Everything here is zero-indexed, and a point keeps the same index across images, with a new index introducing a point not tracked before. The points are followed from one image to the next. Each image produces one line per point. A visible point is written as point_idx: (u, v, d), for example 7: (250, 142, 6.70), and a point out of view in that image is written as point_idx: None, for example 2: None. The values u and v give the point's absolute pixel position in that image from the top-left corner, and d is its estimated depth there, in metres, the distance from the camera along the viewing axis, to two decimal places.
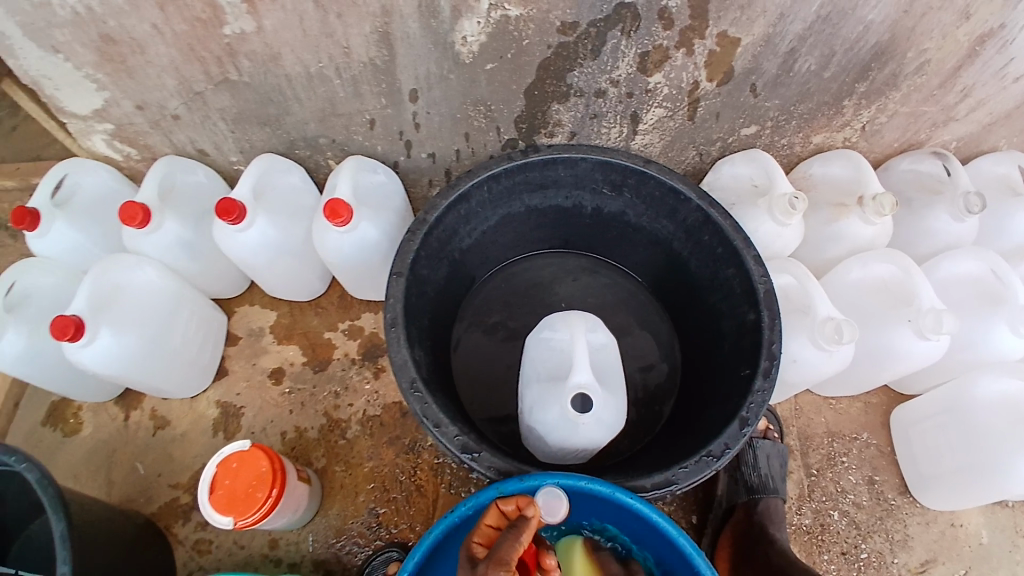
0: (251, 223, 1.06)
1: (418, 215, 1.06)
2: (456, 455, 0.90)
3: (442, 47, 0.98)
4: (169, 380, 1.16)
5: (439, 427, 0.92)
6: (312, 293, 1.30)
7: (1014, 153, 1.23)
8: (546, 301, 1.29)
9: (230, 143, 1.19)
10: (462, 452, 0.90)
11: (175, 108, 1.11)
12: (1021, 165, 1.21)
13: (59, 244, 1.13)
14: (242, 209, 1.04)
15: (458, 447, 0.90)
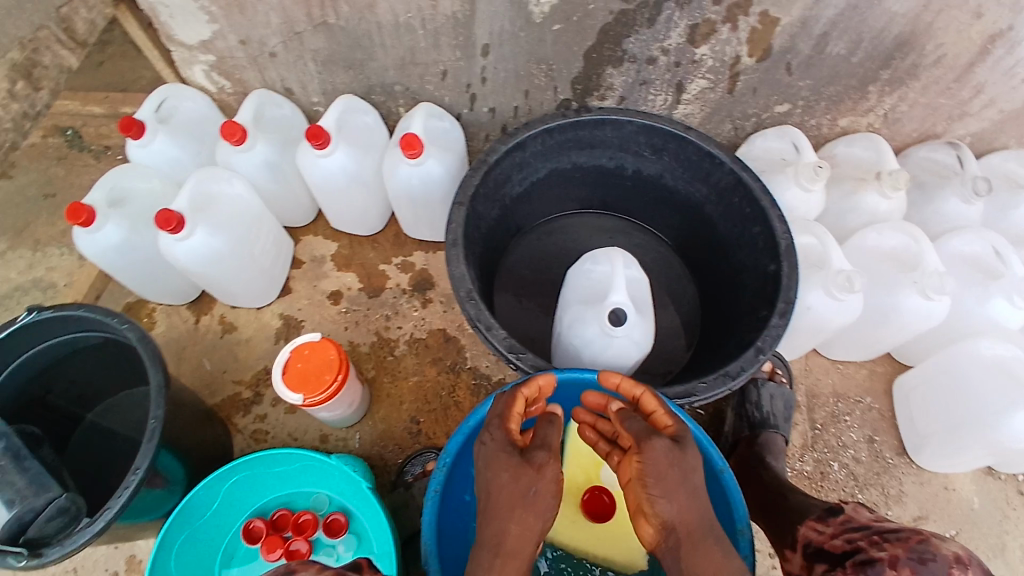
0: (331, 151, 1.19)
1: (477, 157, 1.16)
2: (503, 355, 1.00)
3: (517, 7, 1.12)
4: (243, 284, 1.27)
5: (491, 330, 1.01)
6: (370, 229, 1.44)
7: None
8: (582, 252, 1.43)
9: (315, 84, 1.34)
10: (508, 352, 1.00)
11: (274, 46, 1.25)
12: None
13: (156, 155, 1.25)
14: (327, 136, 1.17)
15: (506, 348, 1.00)
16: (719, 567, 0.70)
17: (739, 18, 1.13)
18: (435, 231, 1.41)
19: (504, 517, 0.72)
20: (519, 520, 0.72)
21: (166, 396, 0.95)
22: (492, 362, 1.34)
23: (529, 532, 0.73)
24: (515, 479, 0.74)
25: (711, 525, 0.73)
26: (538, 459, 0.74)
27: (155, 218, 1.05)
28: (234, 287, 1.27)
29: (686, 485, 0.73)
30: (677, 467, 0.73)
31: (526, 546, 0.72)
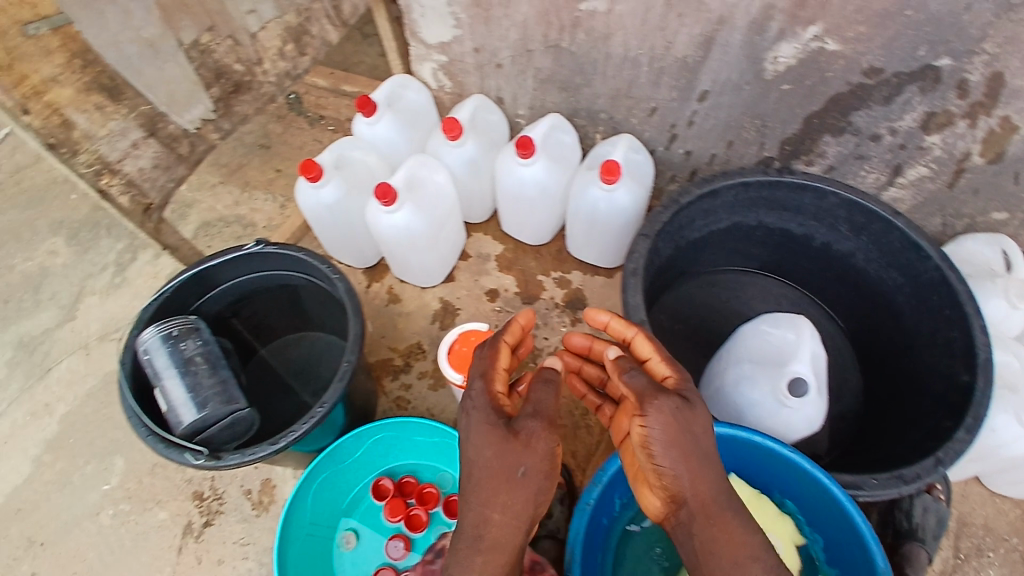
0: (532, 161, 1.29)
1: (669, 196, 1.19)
2: None
3: (751, 61, 1.14)
4: (420, 261, 1.40)
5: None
6: (539, 240, 1.53)
7: None
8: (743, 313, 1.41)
9: (526, 98, 1.42)
10: None
11: (502, 58, 1.35)
12: None
13: (378, 134, 1.39)
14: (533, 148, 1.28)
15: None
16: (731, 536, 0.73)
17: (980, 117, 1.07)
18: (601, 257, 1.47)
19: (487, 503, 0.77)
20: (502, 507, 0.77)
21: (361, 346, 1.05)
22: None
23: (513, 519, 0.77)
24: (504, 462, 0.77)
25: (723, 491, 0.76)
26: (525, 436, 0.77)
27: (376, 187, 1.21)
28: (414, 262, 1.41)
29: (694, 455, 0.76)
30: (689, 433, 0.76)
31: (508, 535, 0.77)
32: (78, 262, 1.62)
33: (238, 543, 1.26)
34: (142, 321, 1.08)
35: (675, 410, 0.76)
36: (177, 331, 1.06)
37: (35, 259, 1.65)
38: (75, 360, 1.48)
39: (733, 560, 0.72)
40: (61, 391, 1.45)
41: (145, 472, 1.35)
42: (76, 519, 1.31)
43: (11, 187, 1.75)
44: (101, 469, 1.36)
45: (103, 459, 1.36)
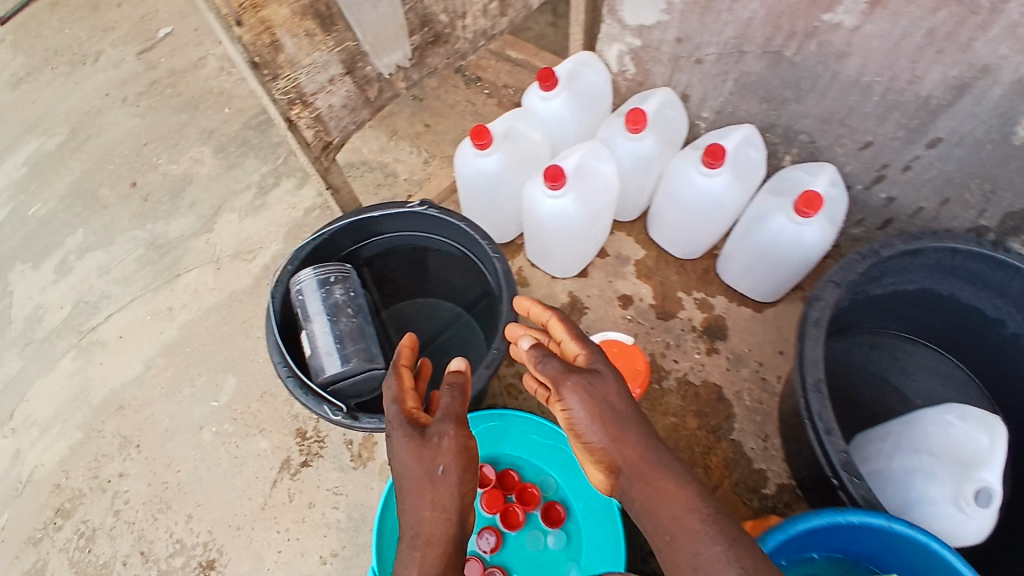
0: (717, 173, 1.21)
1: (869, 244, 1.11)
2: (833, 467, 1.01)
3: (1006, 118, 1.01)
4: (563, 250, 1.34)
5: (825, 432, 1.02)
6: (688, 253, 1.44)
7: None
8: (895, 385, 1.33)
9: (718, 101, 1.33)
10: (841, 467, 1.00)
11: (707, 54, 1.26)
12: None
13: (551, 109, 1.31)
14: (721, 159, 1.18)
15: (841, 462, 1.00)
16: (687, 504, 0.68)
17: None
18: (755, 287, 1.39)
19: (419, 502, 0.73)
20: (431, 504, 0.73)
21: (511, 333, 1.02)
22: (757, 448, 1.31)
23: (444, 512, 0.72)
24: (422, 461, 0.75)
25: (655, 445, 0.73)
26: (439, 431, 0.76)
27: (548, 169, 1.15)
28: (556, 250, 1.36)
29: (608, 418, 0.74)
30: (597, 411, 0.74)
31: (443, 528, 0.71)
32: (221, 176, 1.64)
33: (332, 491, 1.25)
34: (297, 259, 1.04)
35: (575, 375, 0.75)
36: (333, 277, 1.04)
37: (180, 163, 1.66)
38: (205, 272, 1.50)
39: (686, 527, 0.66)
40: (187, 299, 1.47)
41: (254, 399, 1.34)
42: (179, 429, 1.33)
43: (167, 87, 1.76)
44: (210, 385, 1.36)
45: (215, 375, 1.37)
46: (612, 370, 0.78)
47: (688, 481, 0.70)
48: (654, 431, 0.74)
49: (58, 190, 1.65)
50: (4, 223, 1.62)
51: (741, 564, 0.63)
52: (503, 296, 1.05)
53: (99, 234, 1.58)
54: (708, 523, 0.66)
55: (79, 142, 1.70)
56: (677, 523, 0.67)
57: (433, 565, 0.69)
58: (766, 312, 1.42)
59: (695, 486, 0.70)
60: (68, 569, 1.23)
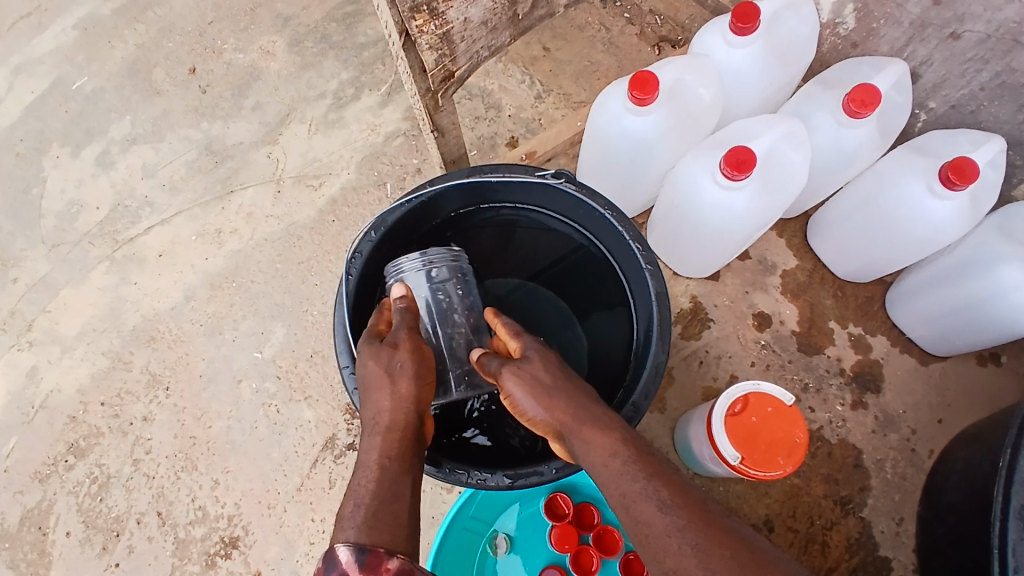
0: (952, 195, 0.87)
1: None
2: None
3: None
4: (704, 252, 1.04)
5: (1017, 573, 0.76)
6: (853, 278, 1.11)
7: None
8: None
9: (955, 93, 1.00)
10: None
11: (969, 30, 0.93)
12: None
13: (735, 62, 0.98)
14: (969, 180, 0.84)
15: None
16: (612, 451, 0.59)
17: None
18: (930, 340, 1.07)
19: (374, 391, 0.68)
20: (392, 397, 0.68)
21: (654, 386, 0.75)
22: (888, 532, 1.03)
23: (404, 401, 0.68)
24: (378, 359, 0.70)
25: (589, 400, 0.66)
26: (395, 339, 0.72)
27: (732, 154, 0.82)
28: (694, 248, 1.04)
29: (540, 386, 0.68)
30: (525, 384, 0.68)
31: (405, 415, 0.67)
32: (295, 77, 1.35)
33: None
34: (384, 226, 0.81)
35: (511, 363, 0.71)
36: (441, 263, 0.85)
37: (248, 52, 1.38)
38: (263, 193, 1.26)
39: (612, 471, 0.58)
40: (238, 223, 1.24)
41: (302, 358, 1.14)
42: (216, 377, 1.15)
43: None
44: (256, 332, 1.16)
45: (261, 322, 1.17)
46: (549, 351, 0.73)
47: (620, 428, 0.63)
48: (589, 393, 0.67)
49: (109, 65, 1.40)
50: (45, 97, 1.38)
51: (659, 498, 0.55)
52: (652, 333, 0.77)
53: (148, 127, 1.35)
54: (634, 463, 0.58)
55: (138, 9, 1.43)
56: (601, 465, 0.59)
57: (389, 454, 0.63)
58: (932, 367, 1.10)
59: (625, 432, 0.62)
60: (77, 517, 1.10)
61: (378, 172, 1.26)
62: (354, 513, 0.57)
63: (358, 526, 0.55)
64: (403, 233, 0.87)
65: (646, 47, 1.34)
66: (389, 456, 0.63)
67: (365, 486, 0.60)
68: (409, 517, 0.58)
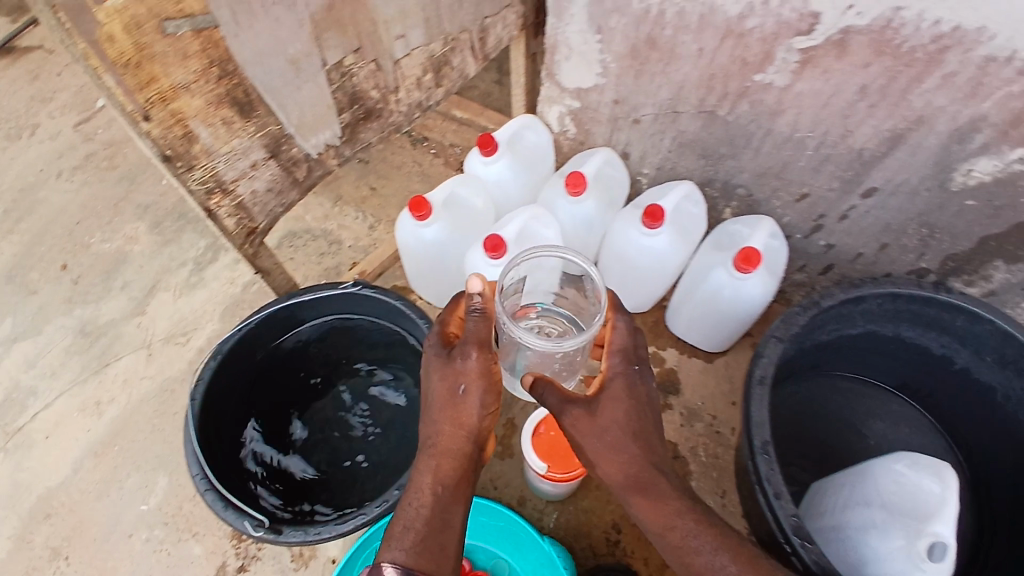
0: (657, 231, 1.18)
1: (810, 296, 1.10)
2: (786, 533, 0.92)
3: (939, 168, 1.02)
4: None
5: (778, 497, 0.94)
6: (637, 308, 1.39)
7: None
8: (858, 432, 1.32)
9: (656, 158, 1.31)
10: (793, 533, 0.92)
11: (643, 115, 1.25)
12: None
13: (493, 172, 1.29)
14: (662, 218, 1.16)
15: (792, 527, 0.92)
16: (670, 526, 0.77)
17: None
18: (705, 341, 1.35)
19: (436, 419, 0.83)
20: (450, 420, 0.82)
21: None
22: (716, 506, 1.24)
23: (461, 428, 0.82)
24: (446, 379, 0.83)
25: (656, 476, 0.79)
26: (465, 356, 0.82)
27: (487, 240, 1.10)
28: None
29: (623, 457, 0.80)
30: (597, 443, 0.81)
31: (458, 443, 0.81)
32: (158, 254, 1.56)
33: None
34: (221, 354, 1.02)
35: (586, 407, 0.82)
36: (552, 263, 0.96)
37: (115, 241, 1.58)
38: (136, 359, 1.41)
39: (670, 540, 0.77)
40: (116, 390, 1.37)
41: (187, 499, 1.24)
42: (108, 537, 1.21)
43: (104, 159, 1.70)
44: (140, 486, 1.26)
45: (145, 475, 1.27)
46: (619, 402, 0.82)
47: (684, 499, 0.79)
48: (656, 462, 0.81)
49: None
50: None
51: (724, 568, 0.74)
52: None
53: (27, 322, 1.48)
54: (693, 539, 0.76)
55: (9, 223, 1.61)
56: (658, 534, 0.78)
57: (441, 481, 0.79)
58: (717, 362, 1.37)
59: (685, 505, 0.78)
60: None
61: (240, 318, 1.45)
62: (404, 535, 0.73)
63: (408, 546, 0.72)
64: (240, 360, 1.07)
65: (452, 172, 1.69)
66: (443, 484, 0.78)
67: (417, 510, 0.76)
68: (455, 546, 0.74)
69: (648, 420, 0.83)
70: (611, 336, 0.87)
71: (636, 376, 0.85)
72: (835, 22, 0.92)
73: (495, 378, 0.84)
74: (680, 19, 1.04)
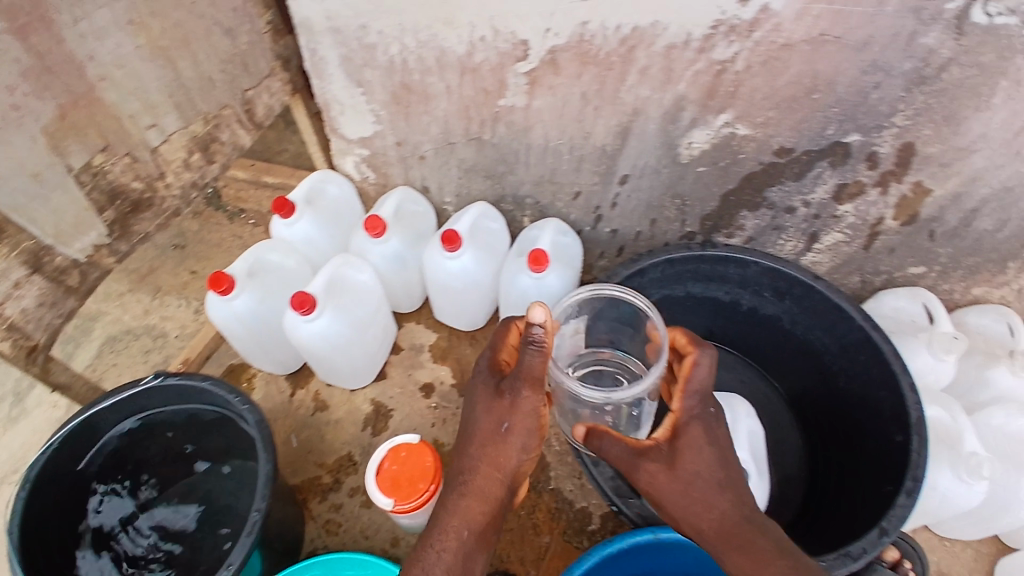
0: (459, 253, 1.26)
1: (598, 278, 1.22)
2: (610, 496, 0.95)
3: (666, 147, 1.15)
4: (347, 366, 1.31)
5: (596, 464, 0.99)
6: (472, 326, 1.46)
7: None
8: None
9: (452, 186, 1.40)
10: (615, 495, 0.95)
11: (426, 151, 1.33)
12: None
13: (298, 232, 1.34)
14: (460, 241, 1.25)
15: (612, 488, 0.95)
16: None
17: (891, 184, 1.10)
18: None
19: (475, 458, 0.87)
20: (489, 459, 0.87)
21: (272, 488, 0.96)
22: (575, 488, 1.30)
23: (500, 470, 0.87)
24: (491, 414, 0.87)
25: None
26: (515, 389, 0.85)
27: (293, 298, 1.13)
28: (338, 367, 1.31)
29: (714, 510, 0.79)
30: None
31: (495, 484, 0.87)
32: None
33: None
34: (30, 482, 1.00)
35: (655, 455, 0.83)
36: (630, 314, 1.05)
37: None
38: None
39: None
40: None
41: None
42: None
43: None
44: None
45: None
46: None
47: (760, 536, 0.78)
48: None
49: None
50: None
51: None
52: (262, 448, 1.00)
53: None
54: None
55: None
56: None
57: (473, 526, 0.85)
58: None
59: None
60: None
61: None
62: None
63: None
64: (55, 484, 1.05)
65: None
66: (470, 529, 0.84)
67: (450, 557, 0.83)
68: None
69: (738, 471, 0.82)
70: (689, 375, 0.85)
71: (714, 419, 0.84)
72: (540, 45, 1.05)
73: (545, 416, 0.87)
74: (421, 64, 1.15)
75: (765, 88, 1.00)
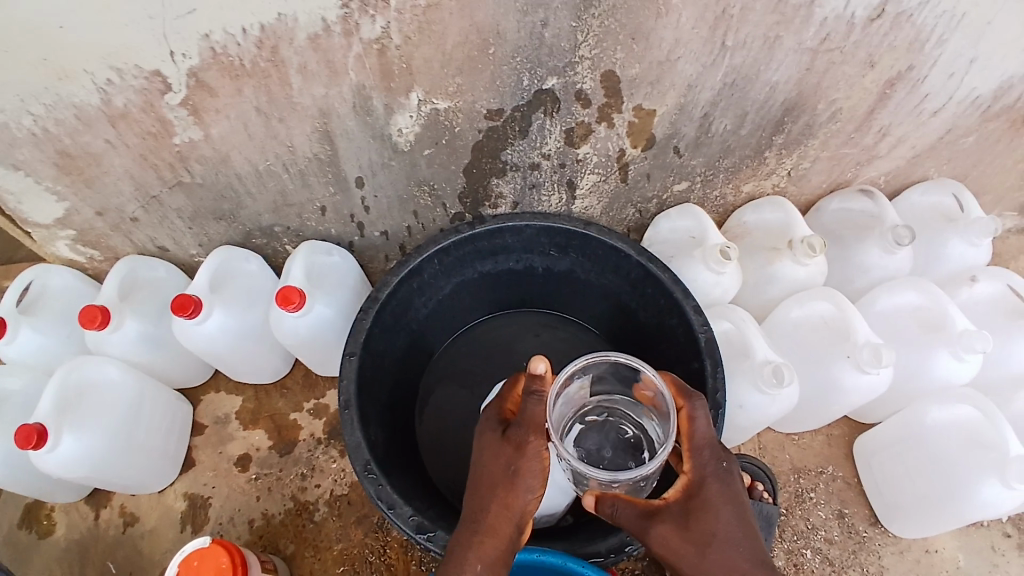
0: (206, 316, 1.07)
1: (369, 291, 1.04)
2: (412, 536, 0.88)
3: (380, 139, 1.04)
4: (134, 474, 1.16)
5: (393, 508, 0.90)
6: (276, 374, 1.32)
7: (866, 189, 1.26)
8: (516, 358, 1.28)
9: (190, 238, 1.23)
10: (416, 532, 0.88)
11: (134, 211, 1.14)
12: (874, 200, 1.23)
13: (22, 348, 1.14)
14: (199, 303, 1.05)
15: (412, 527, 0.89)
16: None
17: (613, 116, 1.05)
18: None
19: (479, 501, 0.72)
20: (502, 502, 0.71)
21: None
22: None
23: (513, 515, 0.71)
24: (498, 457, 0.72)
25: None
26: (517, 435, 0.72)
27: (14, 436, 0.95)
28: (127, 479, 1.16)
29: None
30: None
31: (508, 532, 0.71)
32: None
33: None
34: None
35: (676, 521, 0.67)
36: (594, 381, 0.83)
37: None
38: None
39: None
40: None
41: None
42: None
43: None
44: None
45: None
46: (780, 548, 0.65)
47: None
48: None
49: None
50: None
51: None
52: None
53: None
54: None
55: None
56: None
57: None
58: None
59: None
60: None
61: None
62: None
63: None
64: None
65: None
66: None
67: None
68: None
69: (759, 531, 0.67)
70: (693, 425, 0.71)
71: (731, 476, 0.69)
72: (176, 72, 0.89)
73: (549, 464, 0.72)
74: (63, 126, 0.96)
75: (437, 56, 0.91)
